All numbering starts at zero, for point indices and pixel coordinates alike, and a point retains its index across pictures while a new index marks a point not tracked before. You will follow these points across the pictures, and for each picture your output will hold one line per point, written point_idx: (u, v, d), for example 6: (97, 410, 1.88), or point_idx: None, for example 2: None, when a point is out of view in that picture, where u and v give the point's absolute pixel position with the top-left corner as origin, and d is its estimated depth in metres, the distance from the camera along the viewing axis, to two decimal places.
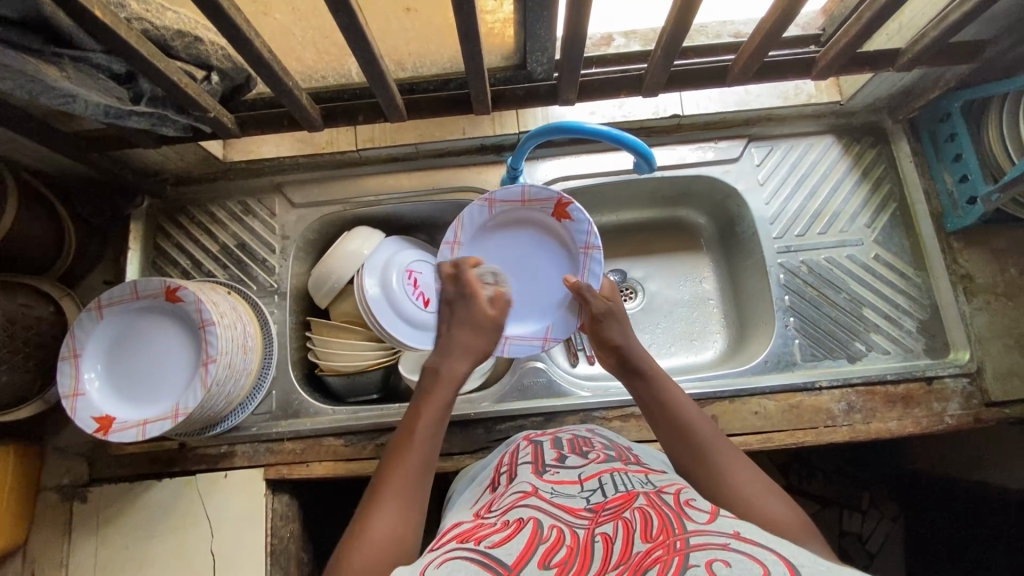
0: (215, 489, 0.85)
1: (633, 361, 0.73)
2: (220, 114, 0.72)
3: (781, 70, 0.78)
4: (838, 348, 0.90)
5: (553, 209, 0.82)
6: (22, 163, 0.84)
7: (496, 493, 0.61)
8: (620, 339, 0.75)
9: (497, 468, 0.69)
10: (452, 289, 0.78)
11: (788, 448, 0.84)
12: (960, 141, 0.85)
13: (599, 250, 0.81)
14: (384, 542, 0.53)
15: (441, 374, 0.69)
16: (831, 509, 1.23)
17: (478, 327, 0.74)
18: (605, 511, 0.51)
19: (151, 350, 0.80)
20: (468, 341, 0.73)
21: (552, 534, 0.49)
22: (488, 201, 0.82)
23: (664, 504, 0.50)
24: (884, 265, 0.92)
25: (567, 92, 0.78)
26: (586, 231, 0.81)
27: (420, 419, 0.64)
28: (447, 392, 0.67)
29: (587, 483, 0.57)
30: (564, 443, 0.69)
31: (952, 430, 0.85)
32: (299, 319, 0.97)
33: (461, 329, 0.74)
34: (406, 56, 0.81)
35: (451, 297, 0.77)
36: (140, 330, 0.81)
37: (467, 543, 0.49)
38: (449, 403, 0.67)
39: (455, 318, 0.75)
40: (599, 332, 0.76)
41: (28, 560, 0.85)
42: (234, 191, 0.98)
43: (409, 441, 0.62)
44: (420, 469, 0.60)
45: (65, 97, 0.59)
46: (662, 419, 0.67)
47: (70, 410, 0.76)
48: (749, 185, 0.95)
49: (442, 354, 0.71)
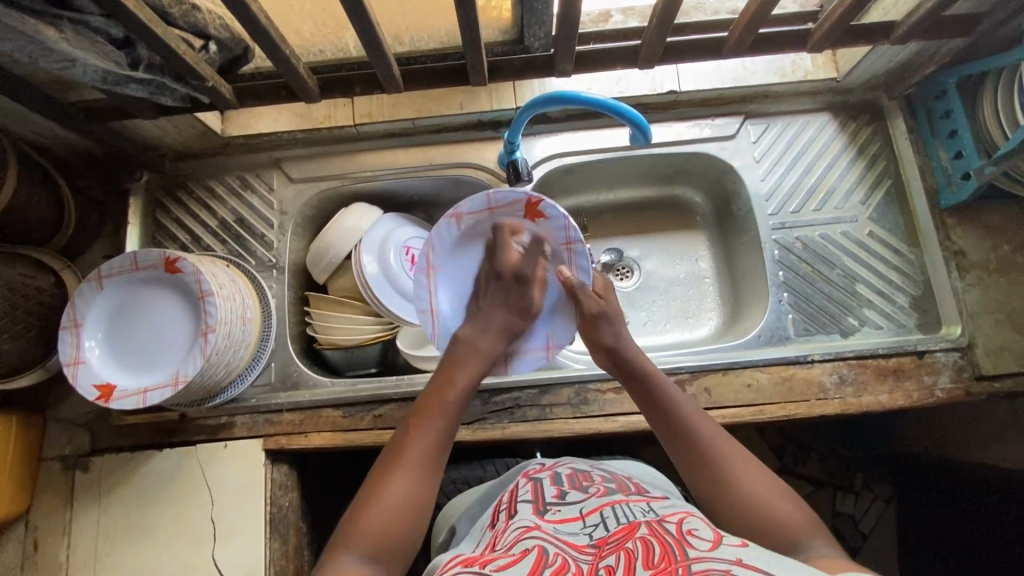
0: (215, 458, 0.86)
1: (630, 366, 0.71)
2: (218, 84, 0.72)
3: (777, 42, 0.78)
4: (831, 322, 0.91)
5: (524, 210, 0.79)
6: (22, 134, 0.84)
7: (496, 532, 0.61)
8: (610, 342, 0.73)
9: (497, 507, 0.69)
10: (511, 263, 0.77)
11: (780, 420, 0.85)
12: (955, 117, 0.86)
13: (582, 244, 0.79)
14: (397, 508, 0.56)
15: (479, 352, 0.71)
16: (825, 491, 1.24)
17: (523, 310, 0.77)
18: (608, 545, 0.51)
19: (163, 322, 0.81)
20: (508, 320, 0.75)
21: (557, 559, 0.50)
22: (454, 216, 0.80)
23: (665, 532, 0.51)
24: (877, 241, 0.93)
25: (563, 63, 0.78)
26: (563, 226, 0.79)
27: (448, 393, 0.65)
28: (476, 369, 0.69)
29: (589, 517, 0.58)
30: (564, 478, 0.69)
31: (943, 404, 0.86)
32: (298, 294, 0.98)
33: (500, 309, 0.76)
34: (403, 30, 0.81)
35: (504, 272, 0.77)
36: (152, 304, 0.82)
37: (472, 567, 0.51)
38: (475, 378, 0.68)
39: (503, 296, 0.76)
40: (589, 334, 0.75)
41: (31, 528, 0.86)
42: (232, 167, 0.98)
43: (432, 414, 0.63)
44: (439, 441, 0.61)
45: (65, 60, 0.60)
46: (664, 427, 0.65)
47: (72, 377, 0.77)
48: (745, 161, 0.96)
49: (480, 329, 0.73)
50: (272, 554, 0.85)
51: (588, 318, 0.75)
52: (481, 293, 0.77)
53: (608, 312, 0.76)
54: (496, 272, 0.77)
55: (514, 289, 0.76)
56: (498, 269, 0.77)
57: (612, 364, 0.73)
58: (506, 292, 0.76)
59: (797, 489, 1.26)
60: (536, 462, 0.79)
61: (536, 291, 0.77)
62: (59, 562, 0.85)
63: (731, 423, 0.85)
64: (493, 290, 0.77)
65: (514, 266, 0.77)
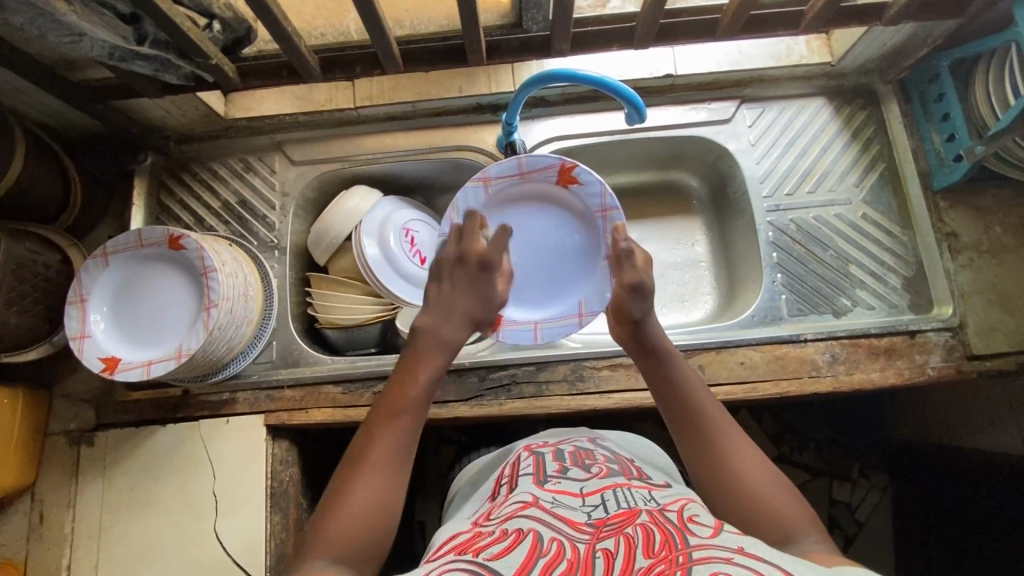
0: (217, 434, 0.88)
1: (648, 342, 0.70)
2: (221, 62, 0.73)
3: (769, 23, 0.80)
4: (824, 303, 0.92)
5: (558, 176, 0.82)
6: (29, 114, 0.86)
7: (495, 502, 0.62)
8: (641, 317, 0.70)
9: (498, 478, 0.70)
10: (478, 248, 0.70)
11: (773, 397, 0.86)
12: (948, 100, 0.87)
13: (617, 210, 0.81)
14: (363, 511, 0.55)
15: (441, 343, 0.66)
16: (821, 479, 1.25)
17: (487, 297, 0.70)
18: (607, 527, 0.51)
19: (144, 314, 0.82)
20: (473, 310, 0.69)
21: (552, 546, 0.49)
22: (482, 180, 0.82)
23: (666, 521, 0.51)
24: (871, 223, 0.94)
25: (560, 41, 0.79)
26: (598, 192, 0.81)
27: (411, 388, 0.63)
28: (439, 359, 0.66)
29: (589, 497, 0.58)
30: (566, 455, 0.70)
31: (934, 382, 0.87)
32: (299, 275, 1.00)
33: (465, 296, 0.69)
34: (404, 13, 0.85)
35: (469, 259, 0.70)
36: (139, 289, 0.83)
37: (465, 555, 0.49)
38: (440, 369, 0.66)
39: (469, 283, 0.70)
40: (620, 305, 0.72)
41: (36, 501, 0.88)
42: (235, 149, 1.00)
43: (395, 413, 0.61)
44: (405, 438, 0.60)
45: (74, 35, 0.61)
46: (674, 404, 0.65)
47: (77, 351, 0.78)
48: (740, 145, 0.97)
49: (441, 317, 0.67)
50: (272, 527, 0.86)
51: (625, 288, 0.71)
52: (442, 280, 0.70)
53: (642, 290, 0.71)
54: (460, 256, 0.71)
55: (478, 277, 0.70)
56: (464, 253, 0.70)
57: (631, 340, 0.71)
58: (470, 278, 0.70)
59: (793, 476, 1.26)
60: (539, 439, 0.79)
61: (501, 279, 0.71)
62: (64, 534, 0.86)
63: (723, 400, 0.87)
64: (454, 276, 0.70)
65: (481, 253, 0.70)
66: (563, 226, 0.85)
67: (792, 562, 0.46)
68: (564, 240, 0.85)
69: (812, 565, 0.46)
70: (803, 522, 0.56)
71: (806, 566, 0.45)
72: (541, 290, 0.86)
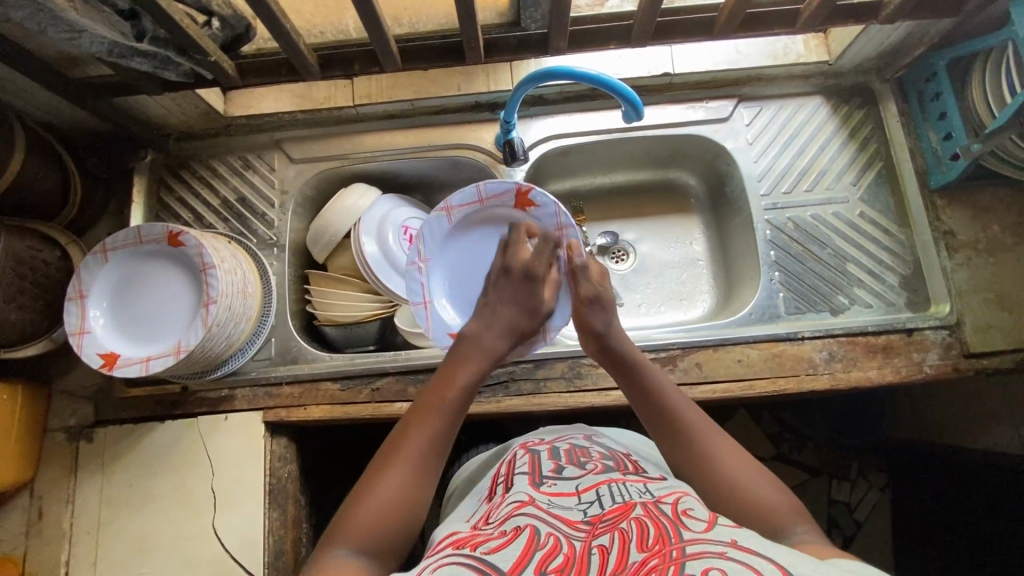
0: (216, 431, 0.88)
1: (618, 353, 0.71)
2: (220, 59, 0.74)
3: (766, 21, 0.80)
4: (821, 301, 0.92)
5: (515, 201, 0.84)
6: (29, 111, 0.86)
7: (493, 503, 0.62)
8: (603, 328, 0.72)
9: (495, 477, 0.70)
10: (521, 259, 0.74)
11: (770, 395, 0.86)
12: (945, 99, 0.87)
13: (573, 227, 0.82)
14: (392, 504, 0.56)
15: (484, 348, 0.68)
16: (821, 479, 1.25)
17: (532, 307, 0.72)
18: (603, 523, 0.51)
19: (165, 309, 0.83)
20: (516, 319, 0.71)
21: (549, 540, 0.49)
22: (446, 209, 0.85)
23: (661, 513, 0.51)
24: (868, 222, 0.94)
25: (557, 39, 0.79)
26: (553, 212, 0.83)
27: (450, 388, 0.63)
28: (477, 362, 0.67)
29: (584, 494, 0.58)
30: (562, 453, 0.70)
31: (931, 380, 0.87)
32: (298, 272, 1.00)
33: (508, 306, 0.71)
34: (402, 11, 0.86)
35: (513, 269, 0.73)
36: (161, 285, 0.83)
37: (462, 549, 0.50)
38: (480, 372, 0.66)
39: (513, 291, 0.72)
40: (580, 319, 0.73)
41: (35, 497, 0.88)
42: (234, 147, 1.00)
43: (432, 411, 0.61)
44: (438, 437, 0.60)
45: (73, 31, 0.62)
46: (652, 415, 0.65)
47: (77, 347, 0.79)
48: (738, 144, 0.97)
49: (487, 324, 0.70)
50: (271, 524, 0.86)
51: (580, 301, 0.74)
52: (488, 293, 0.73)
53: (602, 299, 0.74)
54: (504, 268, 0.74)
55: (522, 285, 0.73)
56: (507, 264, 0.74)
57: (602, 352, 0.72)
58: (514, 288, 0.72)
59: (792, 476, 1.26)
60: (534, 435, 0.80)
61: (544, 290, 0.73)
62: (63, 531, 0.87)
63: (720, 397, 0.87)
64: (497, 287, 0.73)
65: (523, 263, 0.73)
66: None
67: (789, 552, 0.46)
68: None
69: (809, 558, 0.45)
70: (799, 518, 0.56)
71: (803, 561, 0.45)
72: None
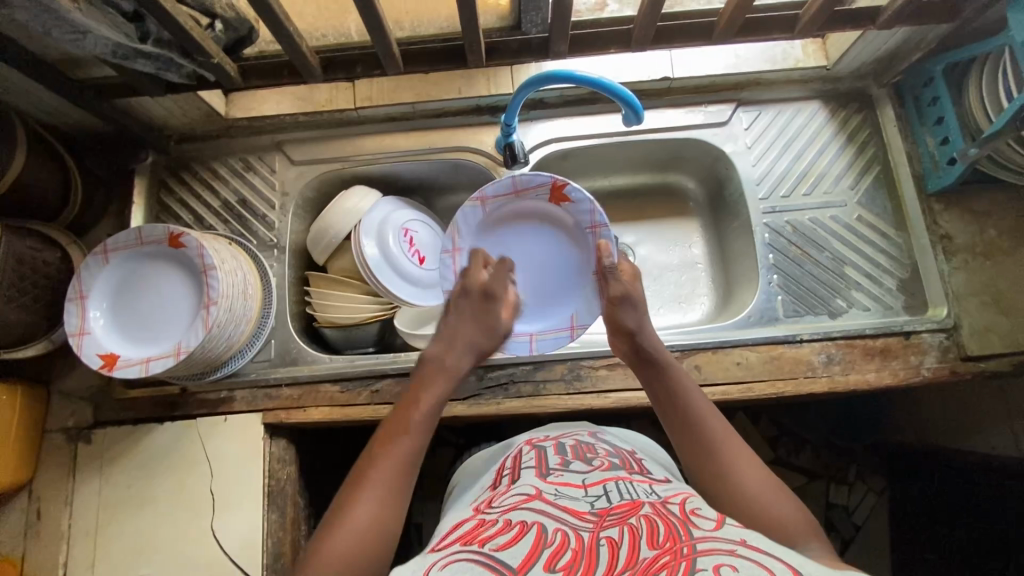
0: (215, 432, 0.88)
1: (646, 352, 0.72)
2: (222, 61, 0.74)
3: (765, 26, 0.81)
4: (819, 304, 0.92)
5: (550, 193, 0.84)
6: (31, 112, 0.87)
7: (497, 491, 0.63)
8: (633, 327, 0.74)
9: (499, 469, 0.70)
10: (479, 281, 0.79)
11: (769, 397, 0.87)
12: (942, 103, 0.88)
13: (607, 227, 0.84)
14: (363, 529, 0.54)
15: (447, 369, 0.70)
16: (818, 482, 1.24)
17: (490, 326, 0.76)
18: (611, 516, 0.52)
19: (141, 328, 0.82)
20: (477, 340, 0.75)
21: (556, 538, 0.49)
22: (480, 200, 0.85)
23: (669, 512, 0.51)
24: (866, 226, 0.95)
25: (558, 43, 0.80)
26: (588, 210, 0.84)
27: (414, 410, 0.64)
28: (442, 384, 0.68)
29: (591, 488, 0.58)
30: (568, 448, 0.70)
31: (928, 383, 0.87)
32: (298, 274, 1.00)
33: (470, 325, 0.75)
34: (404, 14, 0.86)
35: (472, 290, 0.78)
36: (135, 303, 0.83)
37: (471, 545, 0.50)
38: (443, 394, 0.68)
39: (472, 312, 0.76)
40: (613, 315, 0.76)
41: (33, 499, 0.88)
42: (236, 149, 1.01)
43: (398, 433, 0.62)
44: (408, 458, 0.60)
45: (77, 32, 0.62)
46: (670, 410, 0.67)
47: (76, 347, 0.78)
48: (737, 147, 0.98)
49: (448, 347, 0.73)
50: (270, 526, 0.86)
51: (612, 300, 0.77)
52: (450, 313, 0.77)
53: (630, 296, 0.77)
54: (463, 290, 0.79)
55: (481, 305, 0.77)
56: (466, 286, 0.79)
57: (631, 349, 0.74)
58: (473, 309, 0.77)
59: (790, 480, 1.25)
60: (540, 431, 0.80)
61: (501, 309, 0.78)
62: (61, 532, 0.86)
63: (720, 400, 0.87)
64: (458, 309, 0.77)
65: (481, 284, 0.78)
66: (555, 242, 0.88)
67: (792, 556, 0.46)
68: (553, 255, 0.88)
69: (821, 565, 0.46)
70: (803, 523, 0.55)
71: (806, 561, 0.45)
72: (534, 301, 0.89)
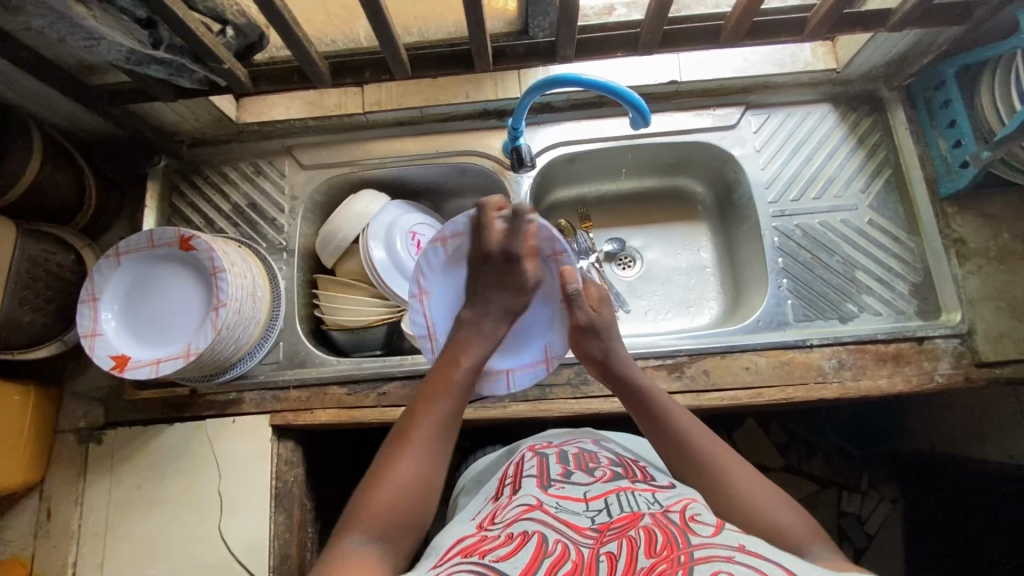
0: (223, 434, 0.89)
1: (623, 378, 0.70)
2: (233, 67, 0.75)
3: (774, 29, 0.80)
4: (830, 308, 0.91)
5: None
6: (46, 117, 0.88)
7: (499, 506, 0.62)
8: (604, 355, 0.72)
9: (502, 480, 0.70)
10: (498, 241, 0.67)
11: (779, 403, 0.86)
12: (954, 106, 0.87)
13: (568, 255, 0.73)
14: (406, 487, 0.57)
15: (482, 333, 0.67)
16: (831, 490, 1.22)
17: (521, 286, 0.69)
18: (610, 531, 0.51)
19: (172, 304, 0.84)
20: (510, 303, 0.69)
21: (557, 548, 0.49)
22: (440, 240, 0.74)
23: (669, 522, 0.50)
24: (877, 229, 0.94)
25: (564, 48, 0.80)
26: (549, 237, 0.72)
27: (454, 371, 0.64)
28: (482, 346, 0.66)
29: (593, 502, 0.58)
30: (569, 457, 0.70)
31: (942, 389, 0.86)
32: (306, 277, 1.01)
33: (499, 294, 0.68)
34: (412, 20, 0.86)
35: (492, 254, 0.67)
36: (166, 284, 0.84)
37: (472, 557, 0.49)
38: (483, 355, 0.66)
39: (497, 278, 0.68)
40: (582, 348, 0.73)
41: (45, 498, 0.89)
42: (247, 154, 1.02)
43: (437, 397, 0.62)
44: (445, 421, 0.61)
45: (91, 38, 0.63)
46: (661, 439, 0.65)
47: (89, 348, 0.80)
48: (745, 150, 0.97)
49: (481, 313, 0.68)
50: (277, 527, 0.86)
51: (580, 331, 0.72)
52: (476, 283, 0.69)
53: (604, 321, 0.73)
54: (482, 254, 0.68)
55: (506, 271, 0.68)
56: (483, 251, 0.67)
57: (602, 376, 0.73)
58: (497, 273, 0.68)
59: (801, 487, 1.23)
60: (542, 438, 0.79)
61: (528, 263, 0.69)
62: (71, 532, 0.87)
63: (728, 405, 0.86)
64: (485, 279, 0.68)
65: (501, 245, 0.67)
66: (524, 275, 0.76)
67: (791, 562, 0.46)
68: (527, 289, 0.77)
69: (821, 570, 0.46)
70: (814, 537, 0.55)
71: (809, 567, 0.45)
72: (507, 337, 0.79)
